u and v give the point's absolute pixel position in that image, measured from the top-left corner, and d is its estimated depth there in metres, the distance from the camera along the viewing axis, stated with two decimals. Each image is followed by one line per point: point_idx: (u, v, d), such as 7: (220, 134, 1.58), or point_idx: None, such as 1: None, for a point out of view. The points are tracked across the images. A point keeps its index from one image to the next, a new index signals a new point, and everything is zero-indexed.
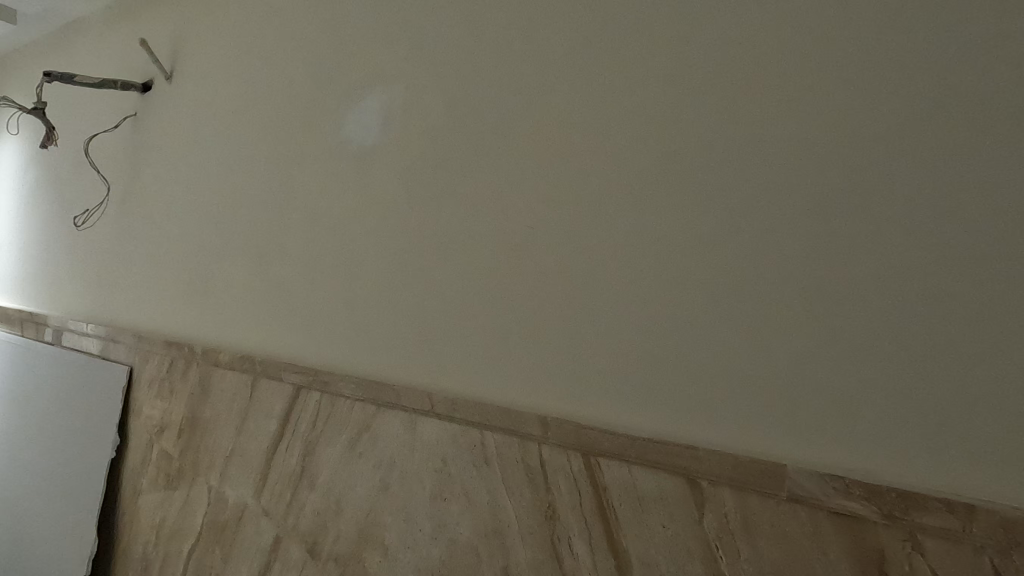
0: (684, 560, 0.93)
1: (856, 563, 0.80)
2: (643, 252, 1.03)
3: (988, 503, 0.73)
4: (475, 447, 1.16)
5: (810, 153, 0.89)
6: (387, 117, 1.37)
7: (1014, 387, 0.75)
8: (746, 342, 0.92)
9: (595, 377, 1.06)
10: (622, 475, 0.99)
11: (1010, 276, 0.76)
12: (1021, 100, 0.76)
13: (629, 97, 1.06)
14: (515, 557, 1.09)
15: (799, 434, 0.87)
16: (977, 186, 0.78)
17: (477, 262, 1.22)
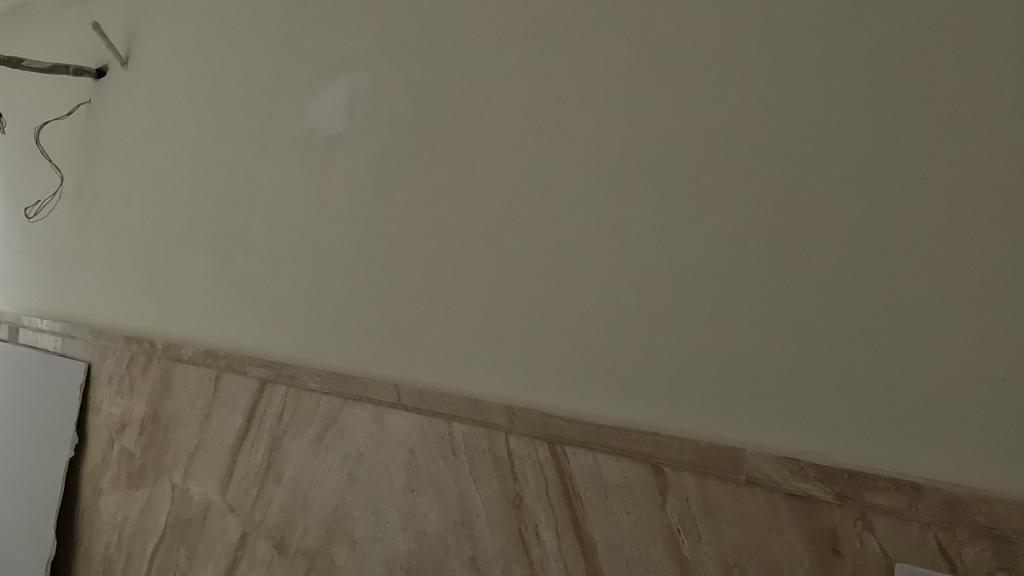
0: (648, 544, 0.96)
1: (811, 542, 0.84)
2: (608, 245, 1.04)
3: (932, 481, 0.77)
4: (443, 438, 1.16)
5: (768, 147, 0.91)
6: (351, 107, 1.35)
7: (955, 372, 0.79)
8: (707, 331, 0.95)
9: (562, 368, 1.08)
10: (588, 463, 1.01)
11: (957, 266, 0.79)
12: (962, 98, 0.80)
13: (594, 90, 1.07)
14: (483, 546, 1.10)
15: (756, 421, 0.91)
16: (923, 181, 0.81)
17: (446, 253, 1.21)
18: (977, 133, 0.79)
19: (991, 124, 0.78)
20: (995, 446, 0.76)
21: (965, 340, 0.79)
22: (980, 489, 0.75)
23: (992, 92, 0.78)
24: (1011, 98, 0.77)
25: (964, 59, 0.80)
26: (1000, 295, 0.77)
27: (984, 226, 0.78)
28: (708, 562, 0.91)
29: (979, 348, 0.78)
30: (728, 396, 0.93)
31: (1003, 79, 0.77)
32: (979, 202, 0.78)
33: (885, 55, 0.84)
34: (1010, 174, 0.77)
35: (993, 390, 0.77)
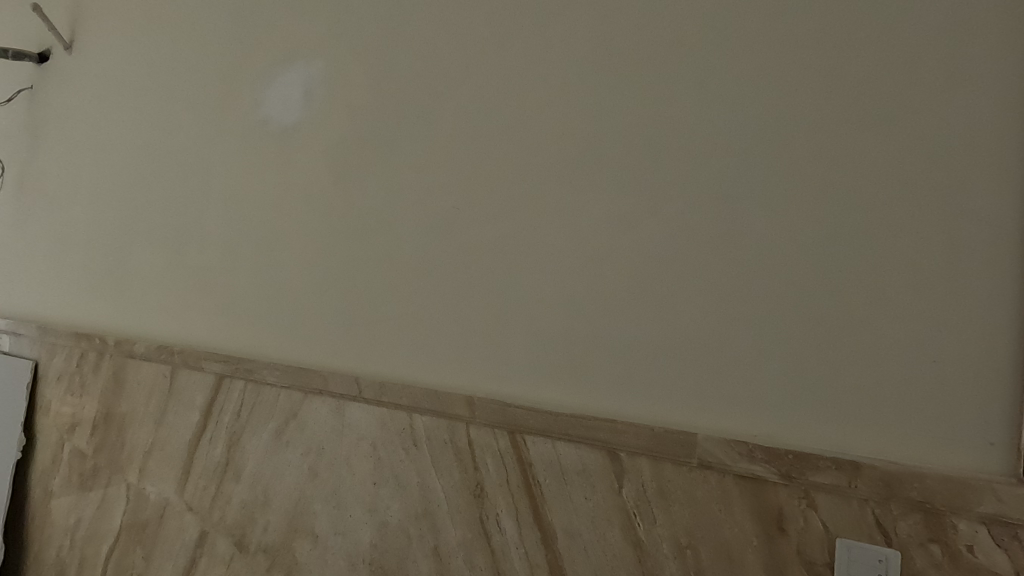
0: (605, 528, 0.99)
1: (758, 520, 0.89)
2: (567, 237, 1.06)
3: (869, 459, 0.83)
4: (405, 430, 1.17)
5: (719, 144, 0.95)
6: (309, 96, 1.33)
7: (890, 357, 0.84)
8: (662, 321, 0.98)
9: (522, 359, 1.10)
10: (548, 450, 1.04)
11: (892, 257, 0.84)
12: (898, 100, 0.84)
13: (553, 84, 1.08)
14: (445, 536, 1.12)
15: (708, 407, 0.95)
16: (861, 178, 0.86)
17: (409, 245, 1.21)
18: (911, 133, 0.84)
19: (927, 122, 0.83)
20: (927, 425, 0.82)
21: (902, 327, 0.84)
22: (913, 466, 0.81)
23: (926, 93, 0.83)
24: (945, 98, 0.82)
25: (904, 60, 0.84)
26: (933, 284, 0.82)
27: (918, 221, 0.83)
28: (662, 543, 0.95)
29: (912, 334, 0.83)
30: (684, 383, 0.97)
31: (937, 80, 0.82)
32: (915, 196, 0.83)
33: (830, 55, 0.88)
34: (944, 171, 0.82)
35: (925, 374, 0.82)
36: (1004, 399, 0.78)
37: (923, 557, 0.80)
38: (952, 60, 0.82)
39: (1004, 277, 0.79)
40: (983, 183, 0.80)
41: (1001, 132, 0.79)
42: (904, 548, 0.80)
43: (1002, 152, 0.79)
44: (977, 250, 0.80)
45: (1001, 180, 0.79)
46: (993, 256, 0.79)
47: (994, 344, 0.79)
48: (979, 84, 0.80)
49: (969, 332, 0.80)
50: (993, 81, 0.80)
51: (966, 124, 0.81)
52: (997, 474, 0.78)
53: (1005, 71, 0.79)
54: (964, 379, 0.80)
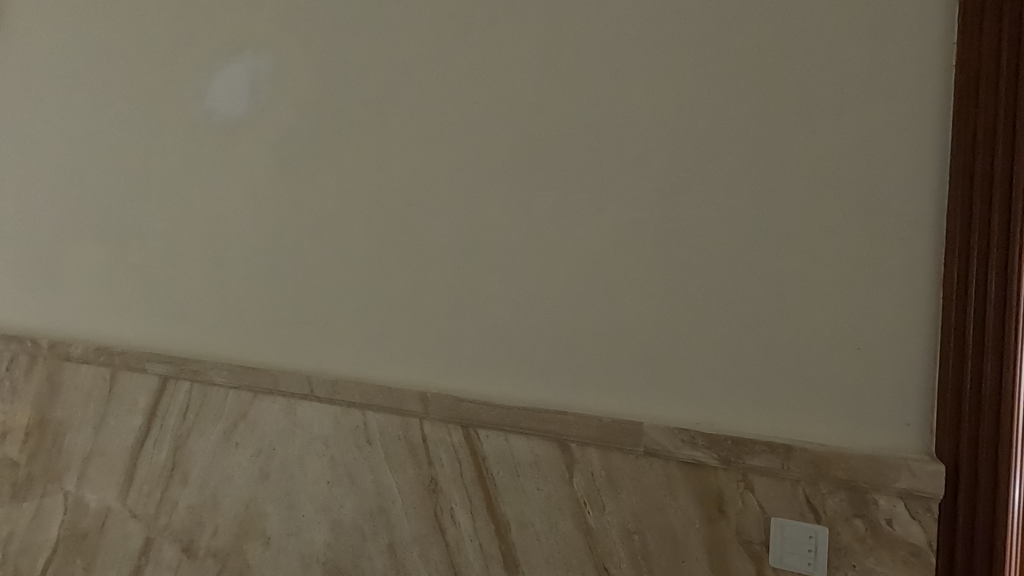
0: (556, 518, 1.01)
1: (700, 503, 0.93)
2: (518, 233, 1.07)
3: (801, 443, 0.88)
4: (358, 427, 1.16)
5: (665, 142, 0.98)
6: (255, 88, 1.28)
7: (822, 347, 0.89)
8: (611, 315, 1.01)
9: (476, 354, 1.10)
10: (501, 444, 1.05)
11: (823, 252, 0.89)
12: (830, 103, 0.89)
13: (504, 81, 1.08)
14: (400, 532, 1.12)
15: (655, 397, 0.98)
16: (796, 177, 0.90)
17: (361, 241, 1.19)
18: (840, 134, 0.88)
19: (854, 125, 0.87)
20: (855, 411, 0.87)
21: (832, 318, 0.89)
22: (840, 449, 0.86)
23: (854, 97, 0.87)
24: (871, 102, 0.87)
25: (835, 65, 0.88)
26: (860, 278, 0.87)
27: (846, 218, 0.88)
28: (612, 530, 0.98)
29: (840, 324, 0.88)
30: (632, 374, 1.00)
31: (865, 85, 0.87)
32: (844, 195, 0.88)
33: (768, 59, 0.92)
34: (869, 171, 0.87)
35: (852, 361, 0.88)
36: (920, 384, 0.85)
37: (848, 532, 0.85)
38: (878, 67, 0.86)
39: (920, 271, 0.84)
40: (904, 183, 0.85)
41: (919, 135, 0.85)
42: (832, 525, 0.86)
43: (920, 154, 0.85)
44: (899, 245, 0.85)
45: (918, 180, 0.85)
46: (914, 252, 0.85)
47: (911, 334, 0.85)
48: (900, 90, 0.85)
49: (891, 323, 0.86)
50: (913, 88, 0.85)
51: (889, 127, 0.86)
52: (914, 453, 0.84)
53: (923, 79, 0.84)
54: (887, 366, 0.86)
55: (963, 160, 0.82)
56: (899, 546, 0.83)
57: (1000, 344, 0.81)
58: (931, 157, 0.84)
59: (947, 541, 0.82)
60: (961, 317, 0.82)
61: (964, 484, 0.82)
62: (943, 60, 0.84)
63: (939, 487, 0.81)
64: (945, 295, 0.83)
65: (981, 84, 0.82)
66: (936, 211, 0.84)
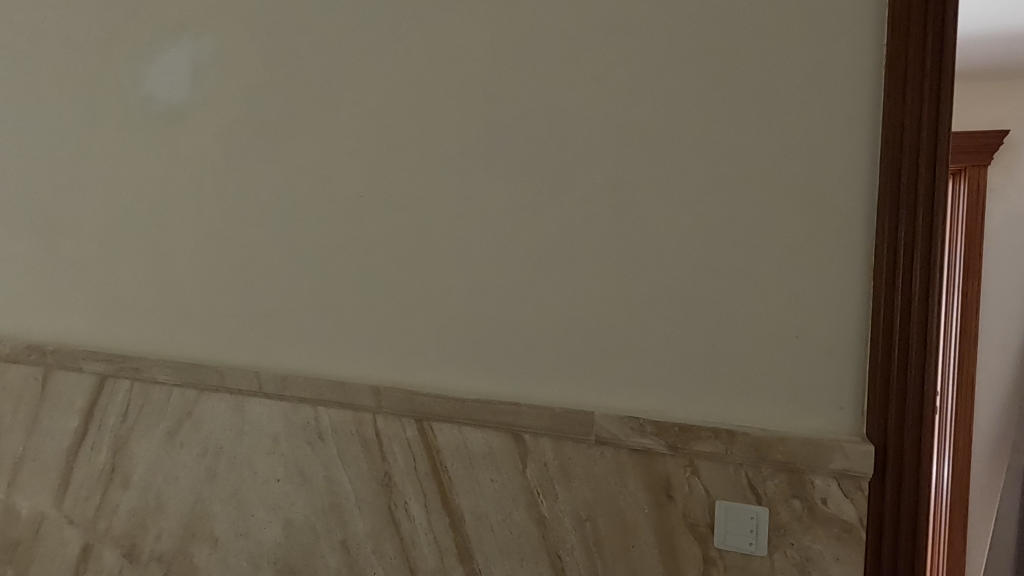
0: (510, 509, 1.02)
1: (649, 489, 0.96)
2: (472, 226, 1.07)
3: (744, 428, 0.92)
4: (309, 423, 1.14)
5: (615, 137, 0.99)
6: (197, 74, 1.23)
7: (764, 337, 0.93)
8: (563, 308, 1.02)
9: (429, 347, 1.10)
10: (455, 436, 1.05)
11: (766, 245, 0.92)
12: (771, 102, 0.92)
13: (457, 73, 1.07)
14: (353, 528, 1.11)
15: (607, 388, 1.00)
16: (740, 173, 0.93)
17: (310, 234, 1.16)
18: (781, 132, 0.92)
19: (792, 122, 0.91)
20: (793, 397, 0.92)
21: (773, 309, 0.92)
22: (779, 432, 0.91)
23: (794, 96, 0.91)
24: (809, 100, 0.90)
25: (776, 64, 0.92)
26: (798, 270, 0.91)
27: (785, 213, 0.91)
28: (564, 518, 1.00)
29: (779, 315, 0.92)
30: (584, 365, 1.01)
31: (803, 85, 0.90)
32: (784, 191, 0.91)
33: (713, 57, 0.94)
34: (807, 166, 0.91)
35: (791, 350, 0.92)
36: (851, 370, 0.90)
37: (787, 512, 0.90)
38: (816, 68, 0.90)
39: (851, 263, 0.89)
40: (837, 179, 0.89)
41: (851, 133, 0.89)
42: (772, 506, 0.90)
43: (853, 153, 0.89)
44: (833, 238, 0.90)
45: (851, 176, 0.89)
46: (847, 246, 0.89)
47: (844, 323, 0.90)
48: (835, 89, 0.89)
49: (826, 312, 0.90)
50: (847, 88, 0.89)
51: (825, 125, 0.90)
52: (846, 435, 0.89)
53: (856, 79, 0.89)
54: (823, 354, 0.90)
55: (892, 157, 0.87)
56: (832, 523, 0.88)
57: (922, 332, 0.87)
58: (862, 153, 0.89)
59: (876, 514, 0.89)
60: (888, 307, 0.88)
61: (892, 462, 0.88)
62: (874, 61, 0.88)
63: (869, 466, 0.86)
64: (875, 287, 0.88)
65: (908, 85, 0.87)
66: (867, 205, 0.89)
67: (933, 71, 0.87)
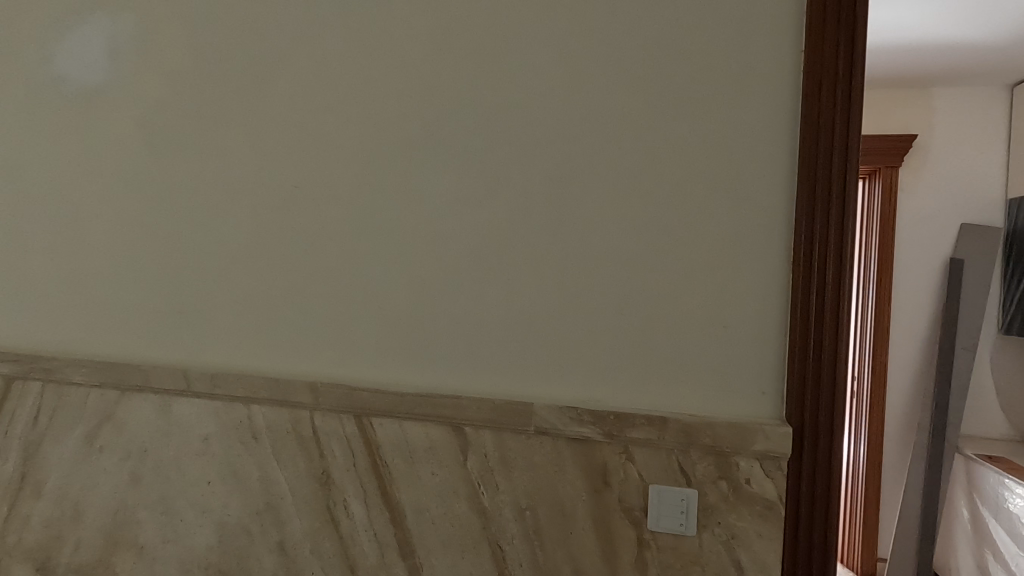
0: (452, 501, 1.02)
1: (587, 476, 0.97)
2: (411, 218, 1.05)
3: (676, 415, 0.95)
4: (242, 422, 1.09)
5: (553, 131, 0.99)
6: (114, 53, 1.15)
7: (696, 327, 0.96)
8: (503, 300, 1.02)
9: (368, 341, 1.07)
10: (395, 431, 1.04)
11: (697, 238, 0.95)
12: (703, 100, 0.95)
13: (394, 61, 1.04)
14: (290, 528, 1.08)
15: (546, 379, 1.01)
16: (674, 168, 0.96)
17: (241, 225, 1.11)
18: (712, 128, 0.94)
19: (721, 120, 0.94)
20: (722, 385, 0.96)
21: (704, 300, 0.95)
22: (708, 418, 0.94)
23: (725, 95, 0.94)
24: (736, 99, 0.94)
25: (707, 63, 0.94)
26: (728, 262, 0.95)
27: (716, 208, 0.95)
28: (505, 508, 1.00)
29: (710, 306, 0.95)
30: (524, 356, 1.02)
31: (733, 84, 0.94)
32: (715, 186, 0.95)
33: (649, 54, 0.96)
34: (735, 163, 0.94)
35: (720, 339, 0.95)
36: (775, 357, 0.94)
37: (715, 492, 0.94)
38: (745, 68, 0.93)
39: (776, 255, 0.93)
40: (763, 174, 0.93)
41: (776, 131, 0.93)
42: (702, 488, 0.94)
43: (777, 150, 0.93)
44: (759, 232, 0.94)
45: (774, 173, 0.93)
46: (772, 239, 0.93)
47: (769, 313, 0.94)
48: (760, 89, 0.93)
49: (751, 302, 0.94)
50: (773, 88, 0.93)
51: (751, 123, 0.93)
52: (770, 419, 0.94)
53: (779, 80, 0.93)
54: (750, 342, 0.94)
55: (808, 154, 0.91)
56: (755, 501, 0.93)
57: (835, 321, 0.91)
58: (785, 152, 0.93)
59: (793, 494, 0.93)
60: (805, 298, 0.92)
61: (807, 444, 0.92)
62: (796, 63, 0.92)
63: (788, 447, 0.91)
64: (793, 278, 0.92)
65: (823, 85, 0.90)
66: (788, 201, 0.93)
67: (844, 70, 0.90)
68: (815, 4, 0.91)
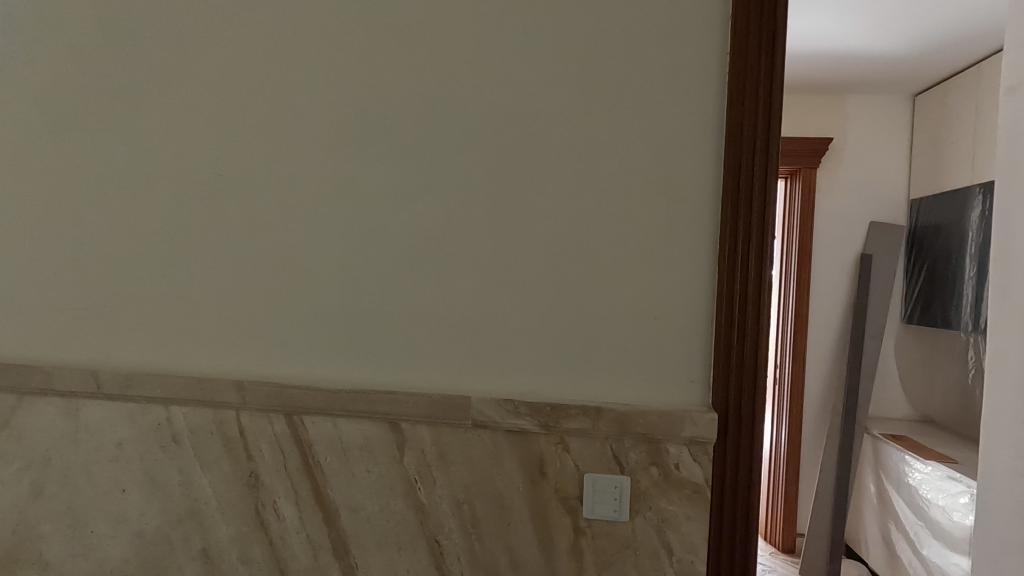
0: (388, 498, 1.00)
1: (524, 468, 0.97)
2: (342, 209, 1.01)
3: (610, 405, 0.96)
4: (160, 424, 1.02)
5: (488, 121, 0.98)
6: (13, 27, 1.06)
7: (628, 318, 0.97)
8: (437, 292, 1.00)
9: (297, 337, 1.03)
10: (327, 429, 1.00)
11: (630, 230, 0.97)
12: (636, 94, 0.96)
13: (323, 45, 1.00)
14: (215, 535, 1.02)
15: (482, 372, 1.00)
16: (606, 161, 0.97)
17: (157, 215, 1.04)
18: (643, 123, 0.96)
19: (652, 114, 0.96)
20: (654, 374, 0.97)
21: (637, 291, 0.97)
22: (640, 407, 0.96)
23: (655, 90, 0.95)
24: (667, 95, 0.95)
25: (639, 58, 0.95)
26: (659, 254, 0.96)
27: (648, 200, 0.96)
28: (443, 503, 0.99)
29: (642, 297, 0.97)
30: (460, 350, 1.00)
31: (663, 80, 0.95)
32: (647, 179, 0.96)
33: (582, 47, 0.96)
34: (666, 157, 0.96)
35: (651, 329, 0.97)
36: (703, 347, 0.97)
37: (646, 479, 0.95)
38: (674, 64, 0.95)
39: (704, 248, 0.96)
40: (693, 169, 0.96)
41: (704, 127, 0.95)
42: (634, 475, 0.96)
43: (705, 145, 0.95)
44: (689, 224, 0.96)
45: (703, 168, 0.95)
46: (700, 232, 0.96)
47: (698, 304, 0.96)
48: (690, 87, 0.95)
49: (681, 294, 0.96)
50: (701, 85, 0.95)
51: (682, 119, 0.95)
52: (699, 407, 0.96)
53: (708, 77, 0.95)
54: (680, 332, 0.97)
55: (733, 149, 0.94)
56: (684, 485, 0.95)
57: (757, 310, 0.94)
58: (712, 147, 0.95)
59: (718, 477, 0.95)
60: (731, 288, 0.94)
61: (731, 429, 0.95)
62: (723, 61, 0.95)
63: (715, 432, 0.94)
64: (720, 269, 0.95)
65: (747, 82, 0.93)
66: (715, 195, 0.95)
67: (766, 70, 0.93)
68: (739, 5, 0.93)
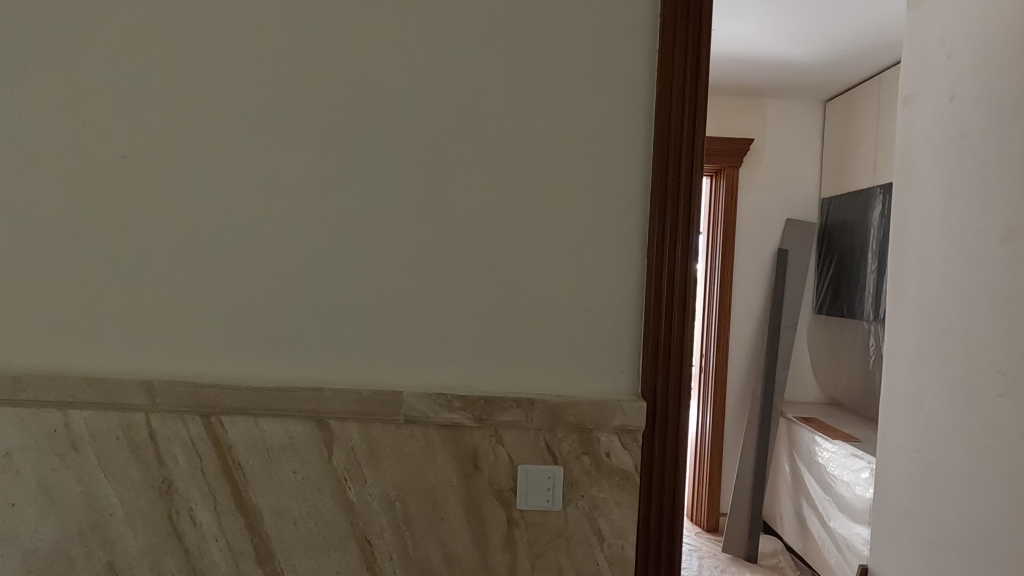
0: (315, 499, 0.95)
1: (458, 462, 0.95)
2: (260, 195, 0.95)
3: (543, 396, 0.95)
4: (56, 432, 0.93)
5: (417, 108, 0.95)
6: None
7: (561, 308, 0.97)
8: (365, 284, 0.96)
9: (212, 333, 0.96)
10: (249, 429, 0.94)
11: (562, 221, 0.96)
12: (566, 84, 0.95)
13: (237, 21, 0.94)
14: (123, 547, 0.95)
15: (412, 366, 0.97)
16: (538, 151, 0.95)
17: (51, 201, 0.95)
18: (574, 113, 0.95)
19: (583, 104, 0.95)
20: (587, 365, 0.97)
21: (569, 282, 0.97)
22: (572, 397, 0.96)
23: (586, 81, 0.95)
24: (597, 86, 0.95)
25: (569, 48, 0.95)
26: (591, 245, 0.96)
27: (579, 191, 0.96)
28: (373, 502, 0.95)
29: (574, 288, 0.97)
30: (389, 343, 0.97)
31: (593, 70, 0.95)
32: (578, 170, 0.96)
33: (512, 34, 0.95)
34: (597, 148, 0.96)
35: (583, 320, 0.97)
36: (634, 337, 0.98)
37: (579, 468, 0.96)
38: (604, 55, 0.95)
39: (634, 238, 0.97)
40: (623, 160, 0.96)
41: (634, 119, 0.96)
42: (567, 465, 0.95)
43: (635, 137, 0.96)
44: (620, 215, 0.96)
45: (633, 161, 0.96)
46: (629, 223, 0.96)
47: (628, 294, 0.97)
48: (620, 79, 0.95)
49: (612, 285, 0.97)
50: (631, 77, 0.95)
51: (612, 111, 0.95)
52: (630, 396, 0.97)
53: (636, 69, 0.95)
54: (611, 323, 0.97)
55: (661, 142, 0.95)
56: (615, 473, 0.96)
57: (683, 300, 0.95)
58: (641, 138, 0.96)
59: (648, 463, 0.97)
60: (660, 278, 0.95)
61: (660, 416, 0.97)
62: (651, 53, 0.95)
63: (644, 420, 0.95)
64: (649, 260, 0.96)
65: (674, 76, 0.94)
66: (644, 186, 0.96)
67: (692, 67, 0.94)
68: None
